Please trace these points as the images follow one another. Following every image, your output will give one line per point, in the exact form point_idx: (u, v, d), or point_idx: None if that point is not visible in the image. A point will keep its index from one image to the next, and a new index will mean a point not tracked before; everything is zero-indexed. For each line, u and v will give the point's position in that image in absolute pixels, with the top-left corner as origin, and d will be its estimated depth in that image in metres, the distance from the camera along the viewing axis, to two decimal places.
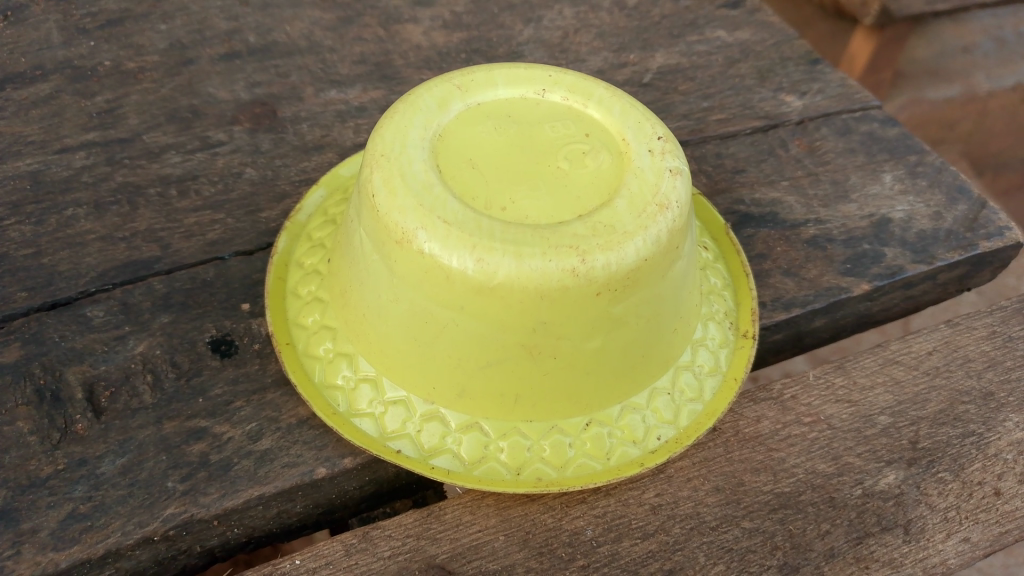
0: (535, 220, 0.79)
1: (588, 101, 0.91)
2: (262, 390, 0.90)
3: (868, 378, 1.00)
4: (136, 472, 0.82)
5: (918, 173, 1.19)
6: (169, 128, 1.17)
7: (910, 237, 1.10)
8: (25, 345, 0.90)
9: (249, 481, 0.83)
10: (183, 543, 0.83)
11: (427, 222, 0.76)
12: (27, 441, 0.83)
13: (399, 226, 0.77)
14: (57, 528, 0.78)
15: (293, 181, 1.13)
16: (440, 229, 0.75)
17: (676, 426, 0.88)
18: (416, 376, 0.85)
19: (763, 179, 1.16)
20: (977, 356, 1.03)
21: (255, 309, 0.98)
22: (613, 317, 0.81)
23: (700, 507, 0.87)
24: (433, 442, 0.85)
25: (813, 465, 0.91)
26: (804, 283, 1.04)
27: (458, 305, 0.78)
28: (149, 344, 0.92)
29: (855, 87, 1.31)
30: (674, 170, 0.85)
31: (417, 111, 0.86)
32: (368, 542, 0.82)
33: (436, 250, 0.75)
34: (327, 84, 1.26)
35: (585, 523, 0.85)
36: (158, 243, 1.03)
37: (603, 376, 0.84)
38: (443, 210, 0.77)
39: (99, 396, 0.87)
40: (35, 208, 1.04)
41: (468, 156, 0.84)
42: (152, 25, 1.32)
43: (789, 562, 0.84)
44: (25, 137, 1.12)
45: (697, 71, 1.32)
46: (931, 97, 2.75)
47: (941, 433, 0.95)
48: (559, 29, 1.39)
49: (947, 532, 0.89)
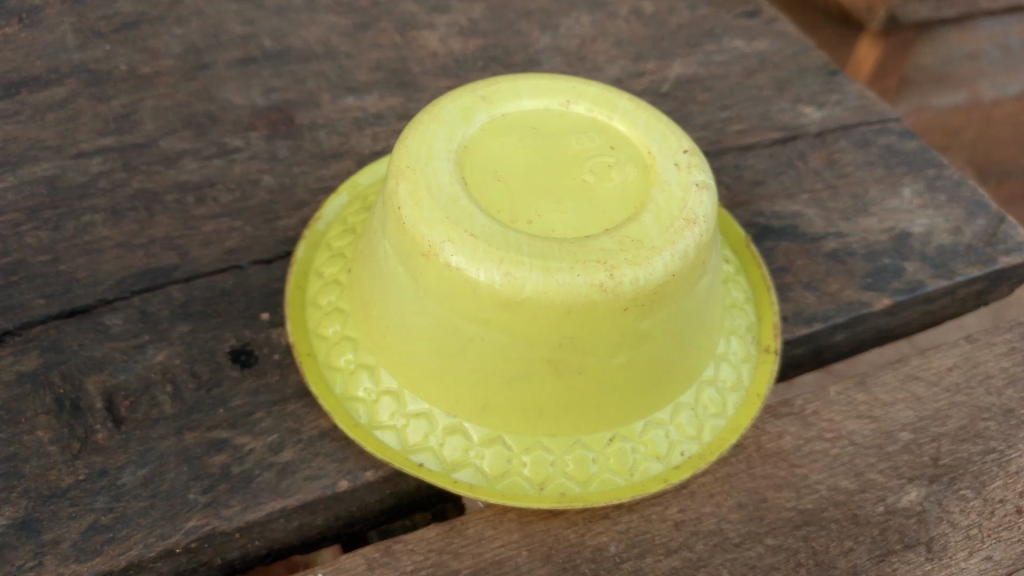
0: (562, 234, 0.79)
1: (613, 114, 0.91)
2: (283, 401, 0.90)
3: (889, 394, 0.99)
4: (157, 483, 0.82)
5: (936, 187, 1.18)
6: (186, 134, 1.16)
7: (930, 252, 1.10)
8: (43, 353, 0.90)
9: (271, 494, 0.83)
10: (204, 555, 0.82)
11: (455, 236, 0.75)
12: (48, 451, 0.83)
13: (425, 239, 0.77)
14: (79, 540, 0.78)
15: (311, 189, 1.12)
16: (468, 243, 0.75)
17: (700, 442, 0.88)
18: (439, 389, 0.84)
19: (782, 191, 1.16)
20: (997, 373, 1.02)
21: (275, 318, 0.97)
22: (640, 333, 0.80)
23: (723, 523, 0.87)
24: (456, 456, 0.84)
25: (836, 482, 0.91)
26: (825, 297, 1.03)
27: (485, 319, 0.77)
28: (169, 353, 0.92)
29: (873, 100, 1.31)
30: (701, 185, 0.84)
31: (442, 122, 0.85)
32: (391, 556, 0.81)
33: (463, 264, 0.75)
34: (344, 91, 1.25)
35: (608, 538, 0.84)
36: (177, 251, 1.02)
37: (627, 391, 0.84)
38: (471, 223, 0.76)
39: (119, 406, 0.87)
40: (52, 213, 1.03)
41: (493, 168, 0.84)
42: (167, 29, 1.31)
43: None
44: (41, 142, 1.11)
45: (715, 82, 1.31)
46: (938, 103, 2.80)
47: (962, 450, 0.95)
48: (576, 37, 1.38)
49: (969, 550, 0.88)
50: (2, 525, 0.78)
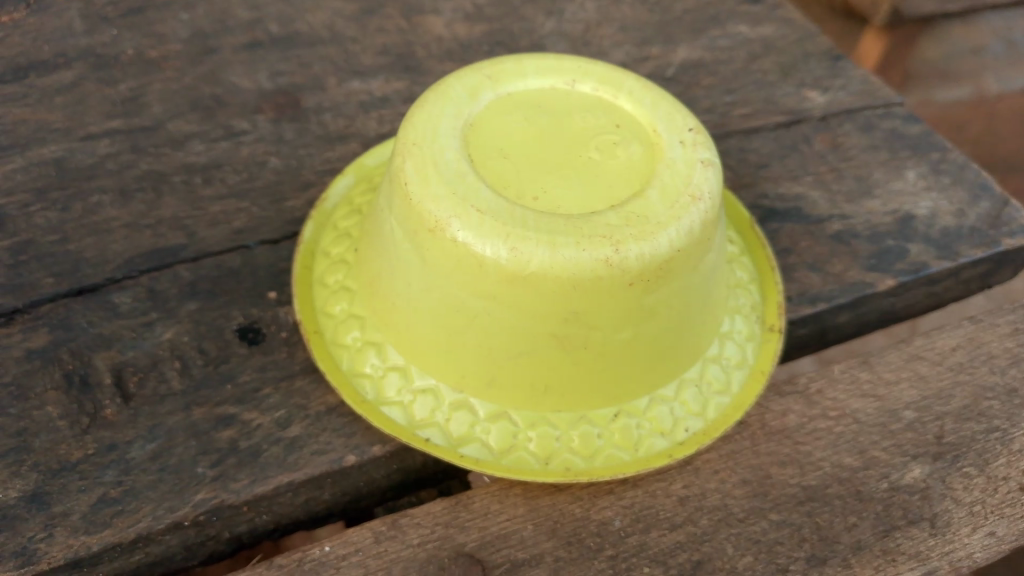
0: (568, 210, 0.79)
1: (618, 93, 0.91)
2: (290, 378, 0.90)
3: (892, 373, 1.00)
4: (166, 457, 0.83)
5: (940, 170, 1.19)
6: (193, 117, 1.17)
7: (933, 234, 1.10)
8: (53, 330, 0.90)
9: (279, 468, 0.83)
10: (212, 529, 0.83)
11: (461, 211, 0.76)
12: (57, 426, 0.83)
13: (432, 216, 0.77)
14: (89, 512, 0.78)
15: (317, 171, 1.13)
16: (474, 218, 0.75)
17: (704, 418, 0.88)
18: (446, 365, 0.85)
19: (787, 174, 1.16)
20: (1000, 353, 1.03)
21: (282, 297, 0.98)
22: (645, 308, 0.81)
23: (728, 499, 0.87)
24: (462, 431, 0.85)
25: (839, 459, 0.91)
26: (829, 278, 1.04)
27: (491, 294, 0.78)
28: (177, 330, 0.92)
29: (878, 84, 1.31)
30: (706, 162, 0.85)
31: (448, 100, 0.86)
32: (397, 530, 0.82)
33: (470, 239, 0.75)
34: (350, 75, 1.26)
35: (613, 513, 0.85)
36: (184, 231, 1.03)
37: (632, 368, 0.85)
38: (477, 199, 0.77)
39: (128, 382, 0.87)
40: (60, 194, 1.04)
41: (499, 146, 0.84)
42: (174, 14, 1.31)
43: (816, 553, 0.84)
44: (50, 124, 1.11)
45: (719, 66, 1.32)
46: (942, 98, 2.79)
47: (966, 428, 0.95)
48: (580, 23, 1.39)
49: (972, 526, 0.88)
50: (13, 497, 0.78)
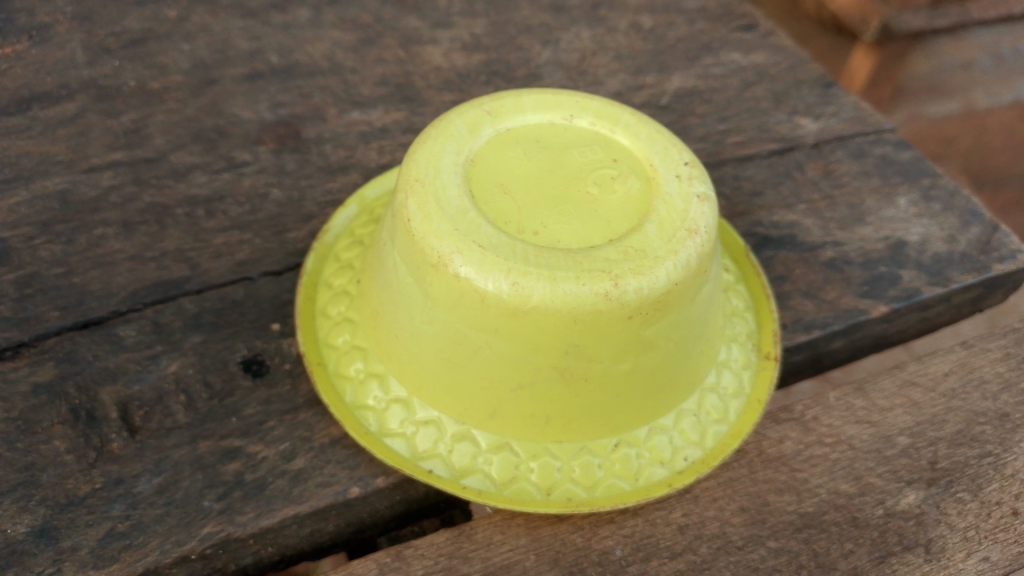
0: (568, 245, 0.81)
1: (615, 128, 0.93)
2: (294, 410, 0.92)
3: (886, 400, 1.02)
4: (172, 491, 0.84)
5: (931, 197, 1.21)
6: (195, 148, 1.18)
7: (925, 260, 1.12)
8: (59, 364, 0.91)
9: (284, 501, 0.85)
10: (218, 562, 0.84)
11: (464, 246, 0.78)
12: (65, 460, 0.84)
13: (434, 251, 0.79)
14: (96, 546, 0.79)
15: (318, 202, 1.14)
16: (475, 253, 0.77)
17: (702, 447, 0.90)
18: (448, 397, 0.86)
19: (781, 201, 1.18)
20: (992, 378, 1.05)
21: (285, 329, 0.99)
22: (644, 340, 0.82)
23: (726, 527, 0.88)
24: (464, 462, 0.86)
25: (836, 485, 0.93)
26: (824, 305, 1.06)
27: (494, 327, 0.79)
28: (182, 363, 0.94)
29: (869, 111, 1.34)
30: (702, 196, 0.87)
31: (449, 136, 0.87)
32: (401, 561, 0.83)
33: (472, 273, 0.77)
34: (350, 105, 1.28)
35: (614, 542, 0.86)
36: (187, 263, 1.04)
37: (631, 399, 0.86)
38: (478, 235, 0.78)
39: (134, 415, 0.89)
40: (64, 227, 1.05)
41: (499, 181, 0.86)
42: (175, 45, 1.33)
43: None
44: (53, 156, 1.13)
45: (713, 94, 1.34)
46: (932, 113, 2.81)
47: (959, 453, 0.97)
48: (576, 51, 1.41)
49: (966, 551, 0.90)
50: (22, 532, 0.79)
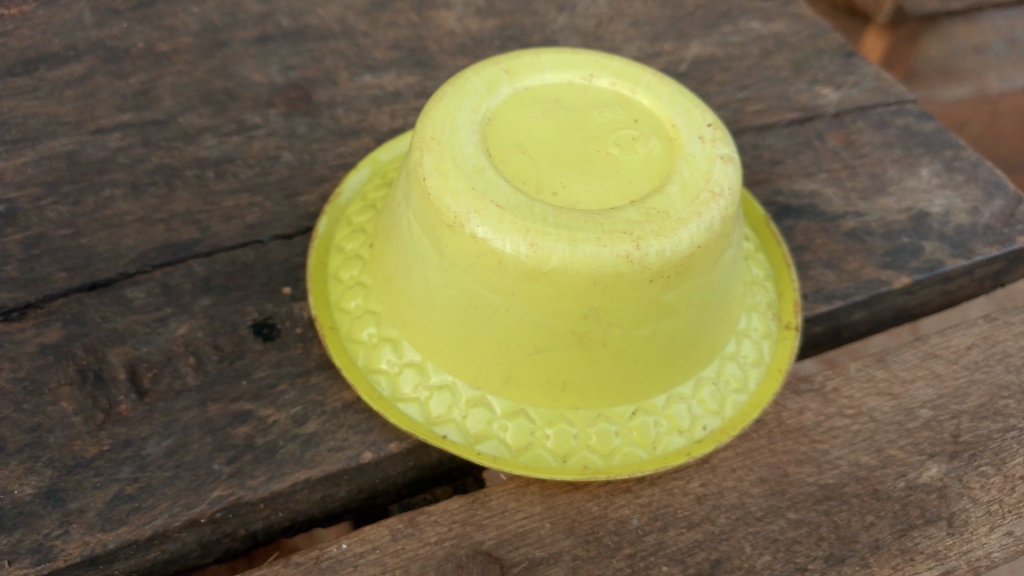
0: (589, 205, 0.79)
1: (636, 88, 0.91)
2: (306, 374, 0.90)
3: (908, 372, 1.00)
4: (182, 454, 0.82)
5: (954, 168, 1.19)
6: (204, 110, 1.16)
7: (948, 232, 1.10)
8: (66, 325, 0.90)
9: (295, 465, 0.83)
10: (228, 526, 0.82)
11: (482, 204, 0.76)
12: (73, 422, 0.83)
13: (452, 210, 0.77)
14: (105, 509, 0.78)
15: (330, 166, 1.12)
16: (494, 212, 0.75)
17: (722, 416, 0.88)
18: (463, 362, 0.84)
19: (801, 170, 1.16)
20: (1015, 352, 1.03)
21: (297, 293, 0.97)
22: (665, 305, 0.80)
23: (745, 497, 0.87)
24: (479, 428, 0.84)
25: (856, 457, 0.91)
26: (845, 275, 1.04)
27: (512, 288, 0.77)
28: (191, 326, 0.92)
29: (891, 81, 1.31)
30: (725, 158, 0.84)
31: (466, 94, 0.85)
32: (415, 527, 0.81)
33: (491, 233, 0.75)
34: (361, 69, 1.25)
35: (631, 511, 0.85)
36: (197, 226, 1.02)
37: (649, 366, 0.84)
38: (496, 194, 0.76)
39: (142, 377, 0.87)
40: (72, 188, 1.03)
41: (518, 141, 0.84)
42: (184, 7, 1.30)
43: (836, 555, 0.84)
44: (60, 117, 1.11)
45: (732, 62, 1.31)
46: (944, 96, 2.82)
47: (982, 427, 0.95)
48: (592, 18, 1.38)
49: (990, 525, 0.88)
50: (28, 493, 0.78)
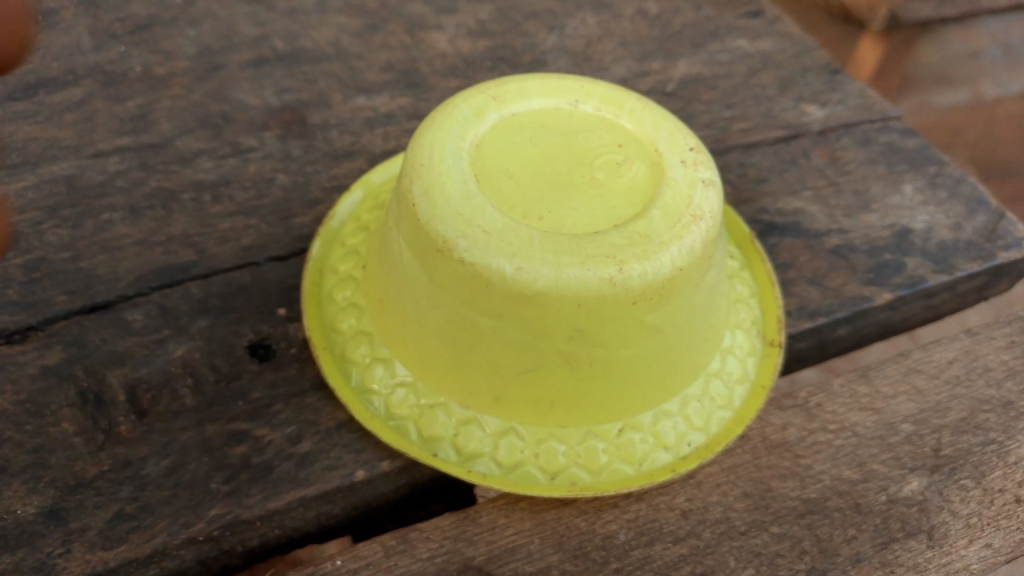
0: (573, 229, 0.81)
1: (620, 113, 0.93)
2: (300, 394, 0.92)
3: (891, 387, 1.02)
4: (180, 473, 0.84)
5: (937, 185, 1.21)
6: (201, 133, 1.18)
7: (931, 247, 1.13)
8: (66, 348, 0.92)
9: (290, 484, 0.85)
10: (224, 544, 0.84)
11: (470, 229, 0.78)
12: (73, 443, 0.85)
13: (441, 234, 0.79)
14: (104, 528, 0.80)
15: (324, 188, 1.15)
16: (482, 237, 0.77)
17: (706, 433, 0.91)
18: (453, 381, 0.87)
19: (786, 189, 1.18)
20: (996, 366, 1.05)
21: (292, 313, 1.00)
22: (648, 326, 0.82)
23: (730, 512, 0.89)
24: (469, 446, 0.86)
25: (839, 471, 0.93)
26: (828, 292, 1.06)
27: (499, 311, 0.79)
28: (189, 347, 0.94)
29: (875, 98, 1.33)
30: (706, 181, 0.87)
31: (454, 121, 0.87)
32: (406, 544, 0.84)
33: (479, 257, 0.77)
34: (355, 91, 1.28)
35: (618, 527, 0.87)
36: (194, 248, 1.04)
37: (634, 384, 0.86)
38: (484, 219, 0.78)
39: (141, 398, 0.89)
40: (72, 211, 1.05)
41: (505, 166, 0.86)
42: (181, 30, 1.33)
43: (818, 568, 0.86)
44: (60, 141, 1.13)
45: (719, 81, 1.33)
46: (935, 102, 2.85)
47: (962, 441, 0.97)
48: (582, 38, 1.40)
49: (969, 538, 0.90)
50: (31, 513, 0.80)
